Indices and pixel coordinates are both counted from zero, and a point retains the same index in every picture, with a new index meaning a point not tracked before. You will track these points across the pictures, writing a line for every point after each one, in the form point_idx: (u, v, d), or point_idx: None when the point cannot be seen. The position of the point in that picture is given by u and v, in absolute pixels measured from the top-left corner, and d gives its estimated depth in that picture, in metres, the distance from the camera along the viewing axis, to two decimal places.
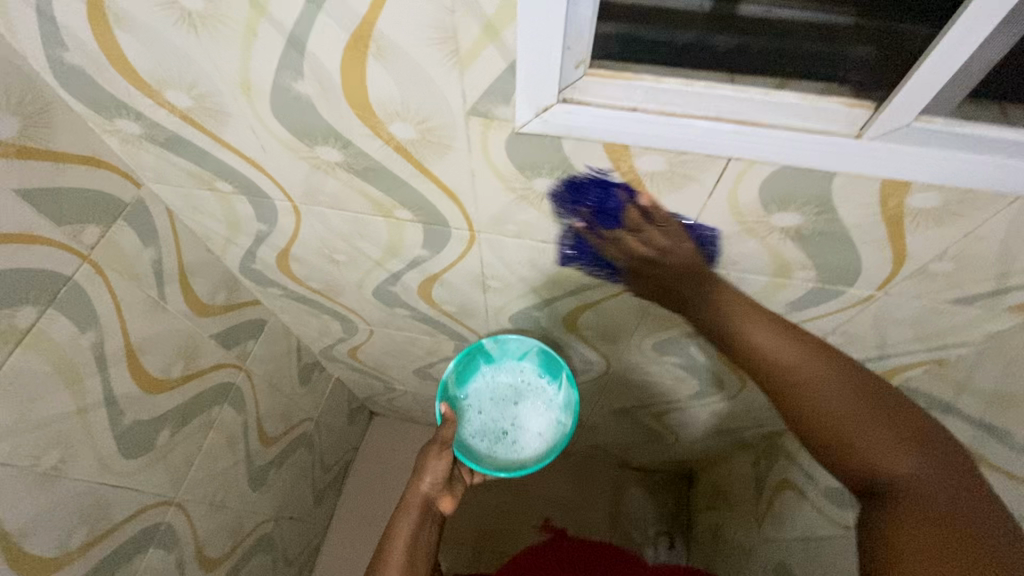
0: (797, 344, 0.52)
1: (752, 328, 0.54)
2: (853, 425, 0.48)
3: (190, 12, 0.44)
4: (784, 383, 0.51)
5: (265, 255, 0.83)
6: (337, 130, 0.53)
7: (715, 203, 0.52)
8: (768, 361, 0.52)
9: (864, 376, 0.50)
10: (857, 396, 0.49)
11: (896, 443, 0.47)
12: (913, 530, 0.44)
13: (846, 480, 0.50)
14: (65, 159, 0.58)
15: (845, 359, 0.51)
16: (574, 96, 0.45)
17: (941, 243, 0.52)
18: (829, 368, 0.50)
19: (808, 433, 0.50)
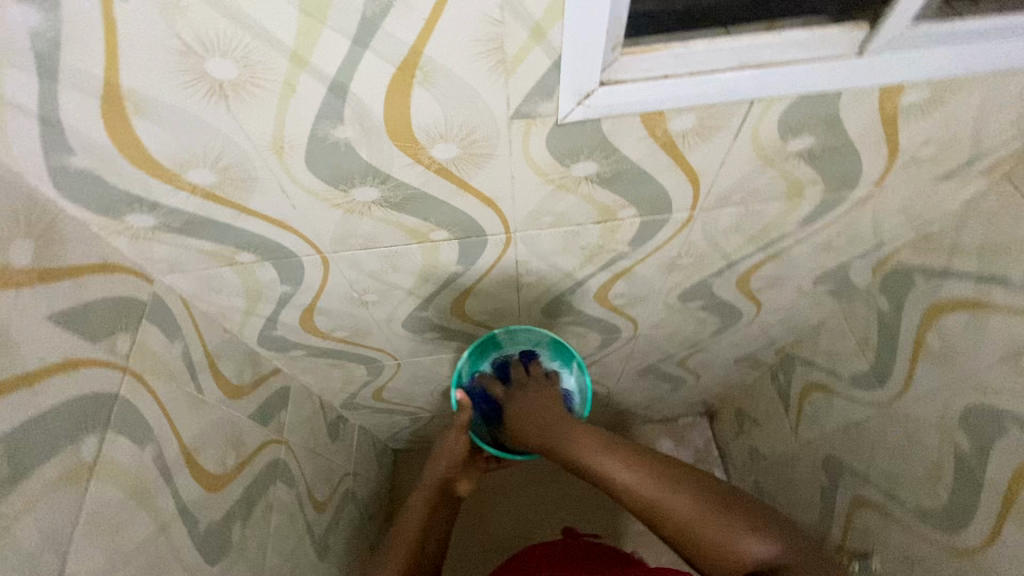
0: (649, 463, 0.63)
1: (607, 462, 0.65)
2: (707, 525, 0.57)
3: (220, 84, 0.43)
4: (652, 504, 0.60)
5: (289, 317, 0.80)
6: (375, 167, 0.53)
7: (740, 145, 0.57)
8: (629, 491, 0.62)
9: (700, 481, 0.61)
10: (693, 499, 0.59)
11: (745, 529, 0.56)
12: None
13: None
14: (83, 271, 0.55)
15: (675, 470, 0.62)
16: (611, 78, 0.48)
17: (927, 130, 0.59)
18: (661, 483, 0.61)
19: (686, 543, 0.58)
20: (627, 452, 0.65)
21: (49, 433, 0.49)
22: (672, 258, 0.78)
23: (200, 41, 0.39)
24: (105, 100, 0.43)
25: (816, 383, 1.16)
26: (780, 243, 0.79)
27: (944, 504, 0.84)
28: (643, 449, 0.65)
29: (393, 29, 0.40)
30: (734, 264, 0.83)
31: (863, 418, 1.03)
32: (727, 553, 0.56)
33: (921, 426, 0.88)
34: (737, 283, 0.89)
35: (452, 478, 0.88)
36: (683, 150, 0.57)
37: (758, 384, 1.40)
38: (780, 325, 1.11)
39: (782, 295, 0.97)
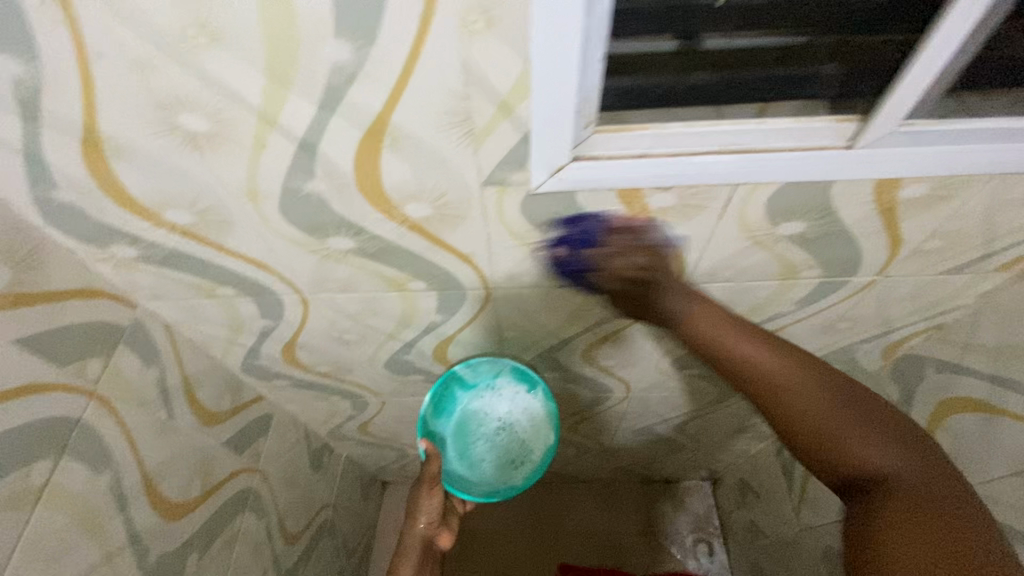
0: (779, 348, 0.51)
1: (732, 342, 0.52)
2: (834, 421, 0.48)
3: (193, 135, 0.44)
4: (774, 390, 0.50)
5: (271, 349, 0.80)
6: (350, 220, 0.53)
7: (726, 224, 0.55)
8: (751, 364, 0.51)
9: (834, 380, 0.50)
10: (818, 383, 0.49)
11: (861, 437, 0.47)
12: (900, 556, 0.40)
13: (825, 471, 0.49)
14: (62, 295, 0.56)
15: (814, 361, 0.51)
16: (584, 153, 0.47)
17: (932, 224, 0.56)
18: (795, 378, 0.49)
19: (793, 432, 0.49)
20: (757, 334, 0.52)
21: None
22: None
23: (171, 96, 0.40)
24: (84, 143, 0.44)
25: None
26: (778, 321, 0.75)
27: None
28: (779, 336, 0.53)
29: (359, 97, 0.40)
30: None
31: None
32: (847, 459, 0.47)
33: None
34: None
35: (431, 538, 0.77)
36: (665, 227, 0.55)
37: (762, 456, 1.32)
38: None
39: None
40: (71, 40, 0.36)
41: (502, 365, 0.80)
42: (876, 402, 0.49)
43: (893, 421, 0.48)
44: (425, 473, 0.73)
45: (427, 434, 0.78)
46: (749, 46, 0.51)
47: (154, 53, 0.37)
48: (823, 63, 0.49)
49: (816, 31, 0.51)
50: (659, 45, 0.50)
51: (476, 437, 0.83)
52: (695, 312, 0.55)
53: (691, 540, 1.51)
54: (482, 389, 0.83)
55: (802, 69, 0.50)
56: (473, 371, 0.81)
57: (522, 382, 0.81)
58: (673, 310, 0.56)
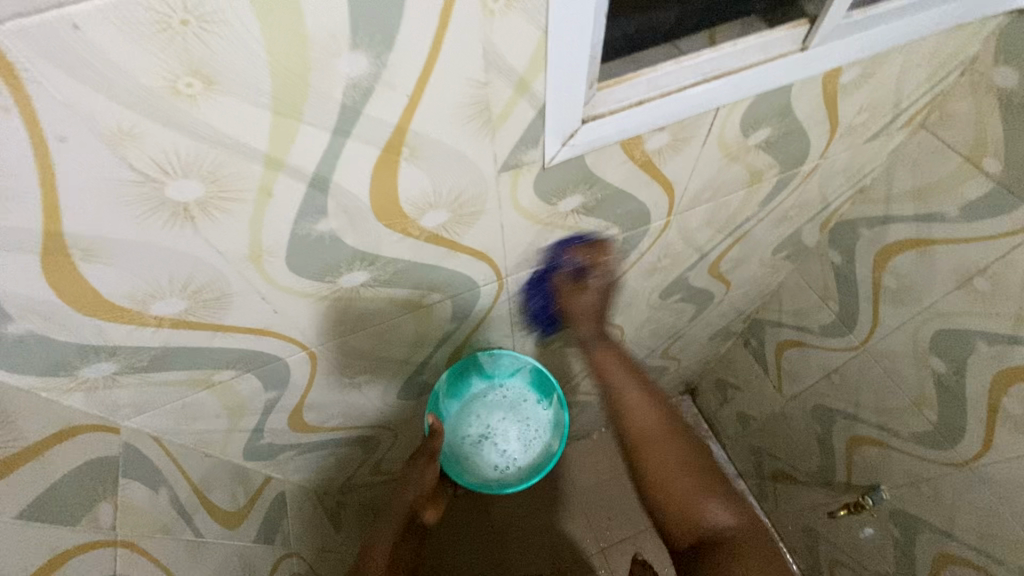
0: (663, 413, 0.64)
1: (620, 383, 0.66)
2: (657, 447, 0.62)
3: (185, 206, 0.37)
4: (653, 444, 0.62)
5: (278, 421, 0.73)
6: (364, 251, 0.50)
7: (710, 148, 0.59)
8: (636, 424, 0.63)
9: (710, 463, 0.63)
10: (670, 436, 0.63)
11: (704, 487, 0.60)
12: (678, 495, 0.60)
13: (665, 516, 0.61)
14: (44, 445, 0.48)
15: (670, 408, 0.65)
16: (590, 112, 0.47)
17: (860, 101, 0.65)
18: (657, 418, 0.64)
19: (645, 474, 0.62)
20: (663, 404, 0.65)
21: None
22: (654, 262, 0.80)
23: (158, 165, 0.34)
24: (45, 254, 0.36)
25: (789, 340, 1.22)
26: (744, 226, 0.82)
27: (934, 423, 0.93)
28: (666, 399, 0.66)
29: (377, 111, 0.37)
30: (707, 254, 0.85)
31: (842, 364, 1.09)
32: (674, 501, 0.60)
33: (896, 360, 0.96)
34: (710, 269, 0.92)
35: (416, 509, 0.80)
36: (661, 165, 0.57)
37: (733, 353, 1.45)
38: (747, 296, 1.17)
39: (747, 270, 1.02)
40: (24, 128, 0.29)
41: (521, 365, 0.81)
42: (708, 458, 0.63)
43: (724, 481, 0.62)
44: (427, 448, 0.75)
45: (437, 411, 0.78)
46: None
47: (136, 118, 0.31)
48: None
49: None
50: None
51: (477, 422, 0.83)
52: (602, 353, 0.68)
53: None
54: (498, 377, 0.83)
55: None
56: (492, 359, 0.80)
57: (538, 385, 0.82)
58: (606, 367, 0.67)
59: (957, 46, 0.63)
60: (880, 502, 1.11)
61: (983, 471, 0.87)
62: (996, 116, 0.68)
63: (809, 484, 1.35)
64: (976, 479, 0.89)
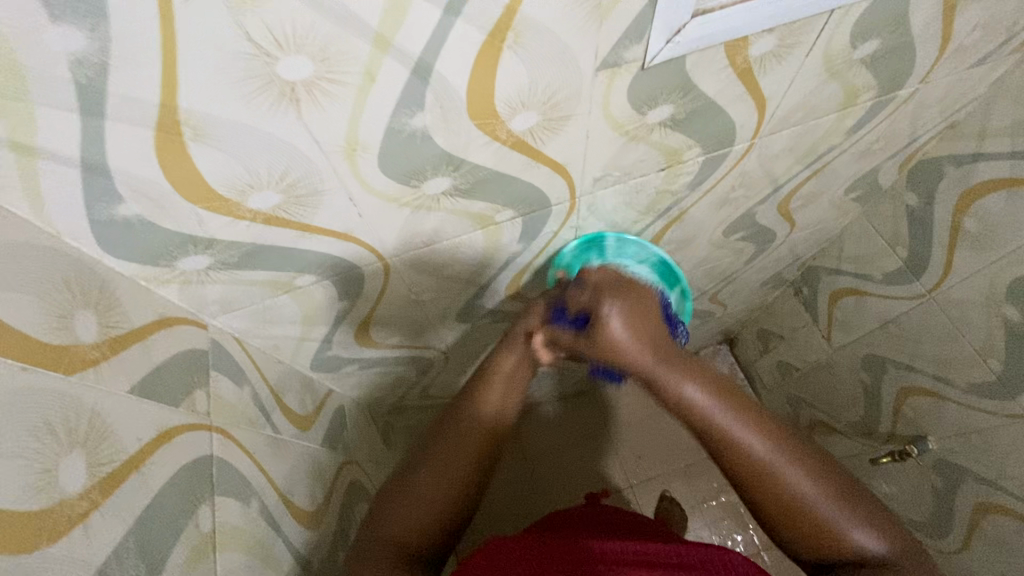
0: (759, 420, 0.54)
1: (683, 382, 0.54)
2: (766, 469, 0.53)
3: (292, 86, 0.37)
4: (746, 435, 0.53)
5: (345, 333, 0.75)
6: (451, 154, 0.49)
7: (813, 60, 0.55)
8: (748, 454, 0.53)
9: (822, 458, 0.55)
10: (767, 440, 0.53)
11: (834, 495, 0.53)
12: (809, 527, 0.52)
13: (818, 557, 0.54)
14: (140, 334, 0.50)
15: (752, 406, 0.56)
16: (700, 6, 0.44)
17: (980, 13, 0.59)
18: (747, 429, 0.54)
19: (758, 500, 0.53)
20: (756, 408, 0.55)
21: (167, 509, 0.46)
22: (726, 192, 0.77)
23: (272, 39, 0.33)
24: (160, 131, 0.36)
25: (846, 288, 1.18)
26: (824, 158, 0.78)
27: (998, 374, 0.90)
28: (763, 408, 0.56)
29: None
30: (781, 187, 0.82)
31: (903, 313, 1.06)
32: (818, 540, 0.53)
33: (966, 308, 0.92)
34: (778, 205, 0.89)
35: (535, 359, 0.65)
36: (758, 76, 0.54)
37: (781, 301, 1.42)
38: (807, 240, 1.13)
39: (815, 211, 0.98)
40: None
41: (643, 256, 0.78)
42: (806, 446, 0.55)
43: (826, 463, 0.55)
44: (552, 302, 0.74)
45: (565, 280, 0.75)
46: None
47: None
48: None
49: None
50: None
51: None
52: (677, 376, 0.54)
53: None
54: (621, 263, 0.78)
55: None
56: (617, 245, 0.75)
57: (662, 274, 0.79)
58: (680, 394, 0.54)
59: None
60: (925, 451, 1.11)
61: None
62: None
63: (849, 434, 1.34)
64: None
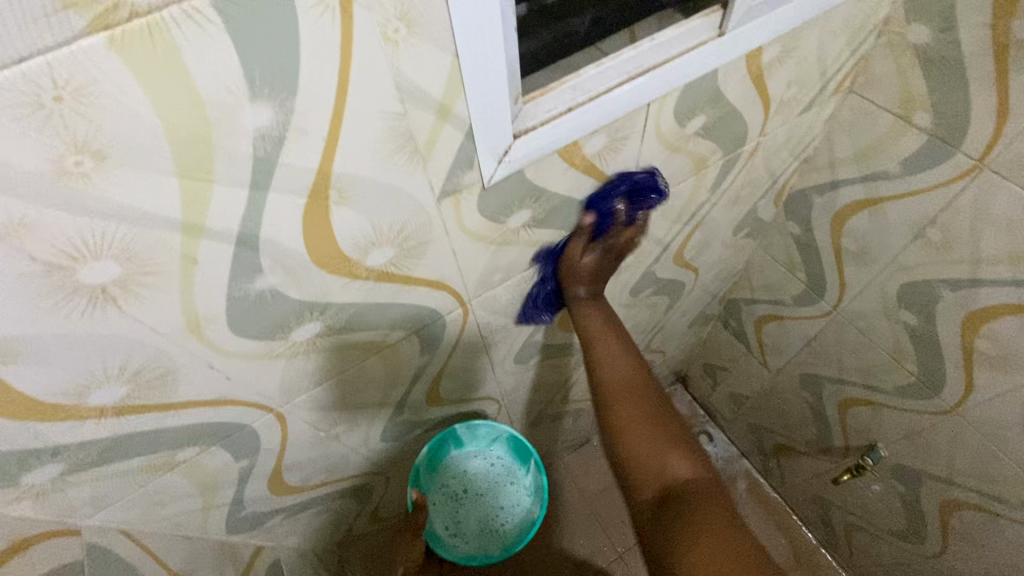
0: (633, 360, 0.66)
1: (601, 349, 0.67)
2: (640, 415, 0.61)
3: (103, 288, 0.35)
4: (628, 396, 0.63)
5: (256, 489, 0.69)
6: (312, 301, 0.47)
7: (649, 142, 0.59)
8: (607, 379, 0.64)
9: (668, 416, 0.61)
10: (638, 378, 0.64)
11: (668, 445, 0.58)
12: (682, 524, 0.51)
13: (632, 480, 0.58)
14: (24, 544, 0.50)
15: (633, 352, 0.67)
16: (520, 127, 0.46)
17: (786, 76, 0.65)
18: (635, 369, 0.65)
19: (617, 443, 0.60)
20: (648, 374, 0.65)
21: None
22: (618, 261, 0.79)
23: (61, 252, 0.32)
24: None
25: (766, 315, 1.22)
26: (699, 212, 0.83)
27: (916, 375, 0.94)
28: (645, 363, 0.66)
29: (292, 159, 0.35)
30: (669, 245, 0.86)
31: (819, 331, 1.10)
32: (648, 484, 0.56)
33: (869, 318, 0.97)
34: (674, 259, 0.92)
35: None
36: (603, 167, 0.57)
37: (716, 336, 1.45)
38: (717, 278, 1.17)
39: (712, 254, 1.02)
40: None
41: (499, 433, 0.93)
42: (664, 404, 0.63)
43: (658, 408, 0.62)
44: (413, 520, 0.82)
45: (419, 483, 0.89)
46: None
47: (26, 206, 0.29)
48: None
49: None
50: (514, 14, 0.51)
51: (468, 479, 0.94)
52: (603, 336, 0.67)
53: None
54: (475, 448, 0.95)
55: None
56: (471, 430, 0.91)
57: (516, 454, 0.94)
58: (608, 352, 0.66)
59: (869, 10, 0.65)
60: (879, 460, 1.12)
61: (971, 414, 0.89)
62: (918, 71, 0.70)
63: (811, 453, 1.35)
64: (967, 422, 0.90)
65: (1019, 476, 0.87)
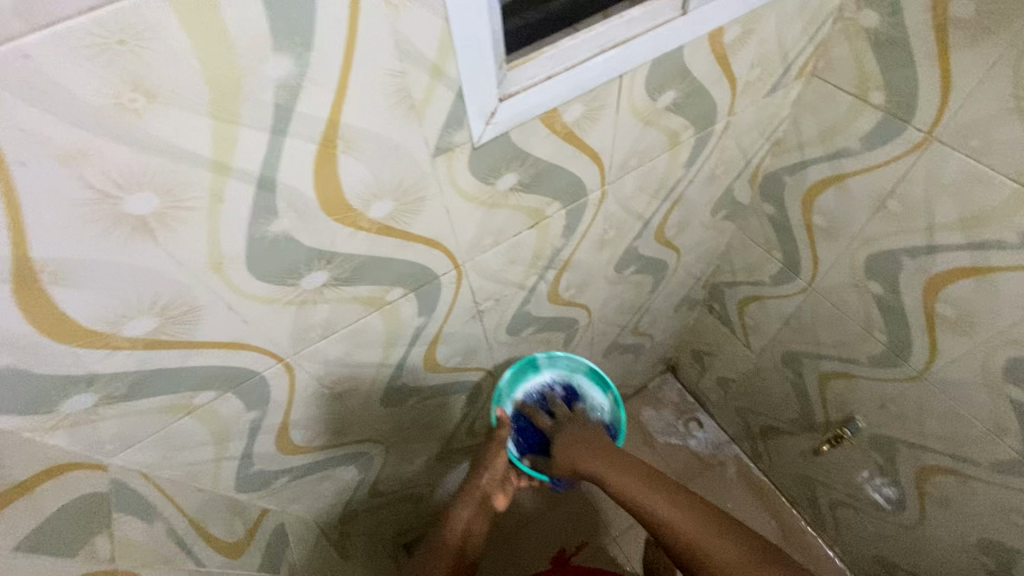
0: (695, 507, 0.68)
1: (654, 502, 0.70)
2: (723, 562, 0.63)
3: (143, 217, 0.40)
4: (703, 545, 0.65)
5: (264, 444, 0.74)
6: (320, 249, 0.53)
7: (623, 114, 0.65)
8: (675, 531, 0.67)
9: (702, 513, 0.67)
10: (700, 520, 0.67)
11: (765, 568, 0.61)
12: None
13: None
14: (38, 479, 0.52)
15: (700, 502, 0.69)
16: (505, 92, 0.52)
17: (748, 56, 0.72)
18: (691, 510, 0.68)
19: None
20: (668, 486, 0.71)
21: None
22: (601, 233, 0.85)
23: (111, 180, 0.37)
24: (17, 281, 0.39)
25: (748, 297, 1.28)
26: (677, 188, 0.89)
27: (886, 344, 0.99)
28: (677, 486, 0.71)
29: (307, 108, 0.41)
30: (650, 220, 0.92)
31: (797, 308, 1.16)
32: None
33: (841, 291, 1.03)
34: (656, 235, 0.98)
35: (488, 494, 0.85)
36: (582, 135, 0.63)
37: (703, 322, 1.51)
38: (700, 261, 1.23)
39: (693, 234, 1.09)
40: None
41: (577, 364, 0.91)
42: (712, 512, 0.67)
43: (725, 522, 0.66)
44: (497, 436, 0.84)
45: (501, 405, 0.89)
46: None
47: (88, 135, 0.35)
48: None
49: None
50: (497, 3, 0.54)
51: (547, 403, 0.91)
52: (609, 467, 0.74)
53: (683, 425, 1.74)
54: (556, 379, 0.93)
55: None
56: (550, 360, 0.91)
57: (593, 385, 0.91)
58: (661, 515, 0.68)
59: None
60: (858, 431, 1.17)
61: (938, 377, 0.94)
62: (870, 53, 0.76)
63: (795, 431, 1.40)
64: (934, 386, 0.95)
65: (984, 435, 0.92)
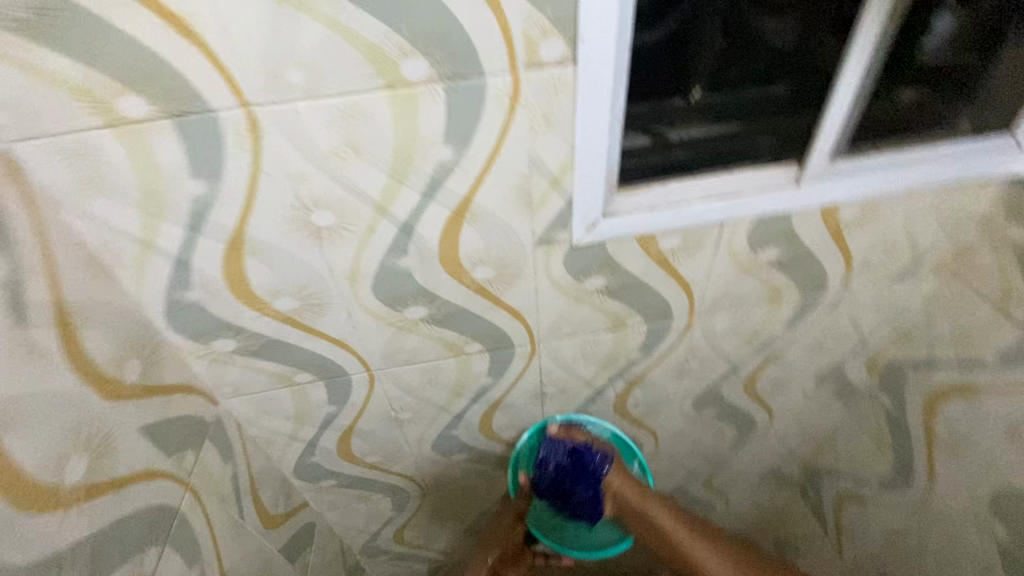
0: (734, 553, 0.84)
1: (702, 553, 0.85)
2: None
3: (320, 227, 0.56)
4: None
5: (329, 440, 0.85)
6: (426, 289, 0.65)
7: (720, 257, 0.70)
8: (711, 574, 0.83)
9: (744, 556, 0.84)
10: (739, 564, 0.83)
11: None
12: None
13: None
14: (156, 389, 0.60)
15: (741, 550, 0.85)
16: (611, 210, 0.62)
17: (868, 238, 0.73)
18: (730, 557, 0.84)
19: None
20: (720, 539, 0.87)
21: (190, 531, 0.63)
22: (682, 361, 0.87)
23: (311, 198, 0.53)
24: (229, 246, 0.56)
25: (846, 493, 1.13)
26: (774, 344, 0.88)
27: None
28: (726, 538, 0.87)
29: (452, 185, 0.55)
30: (738, 367, 0.91)
31: (902, 525, 0.99)
32: None
33: (959, 522, 0.87)
34: (744, 385, 0.96)
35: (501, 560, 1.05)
36: (675, 264, 0.69)
37: (790, 507, 1.34)
38: (795, 433, 1.14)
39: (789, 399, 1.03)
40: (251, 164, 0.50)
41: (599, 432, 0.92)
42: (752, 554, 0.84)
43: (766, 565, 0.82)
44: (514, 507, 0.98)
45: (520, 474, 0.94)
46: (704, 134, 0.66)
47: (310, 167, 0.51)
48: (760, 135, 0.66)
49: (747, 121, 0.67)
50: (639, 142, 0.64)
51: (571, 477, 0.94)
52: (644, 505, 0.88)
53: None
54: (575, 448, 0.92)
55: (747, 139, 0.66)
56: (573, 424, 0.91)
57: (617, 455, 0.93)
58: (705, 562, 0.84)
59: (962, 202, 0.72)
60: None
61: None
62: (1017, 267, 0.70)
63: None
64: None
65: None
